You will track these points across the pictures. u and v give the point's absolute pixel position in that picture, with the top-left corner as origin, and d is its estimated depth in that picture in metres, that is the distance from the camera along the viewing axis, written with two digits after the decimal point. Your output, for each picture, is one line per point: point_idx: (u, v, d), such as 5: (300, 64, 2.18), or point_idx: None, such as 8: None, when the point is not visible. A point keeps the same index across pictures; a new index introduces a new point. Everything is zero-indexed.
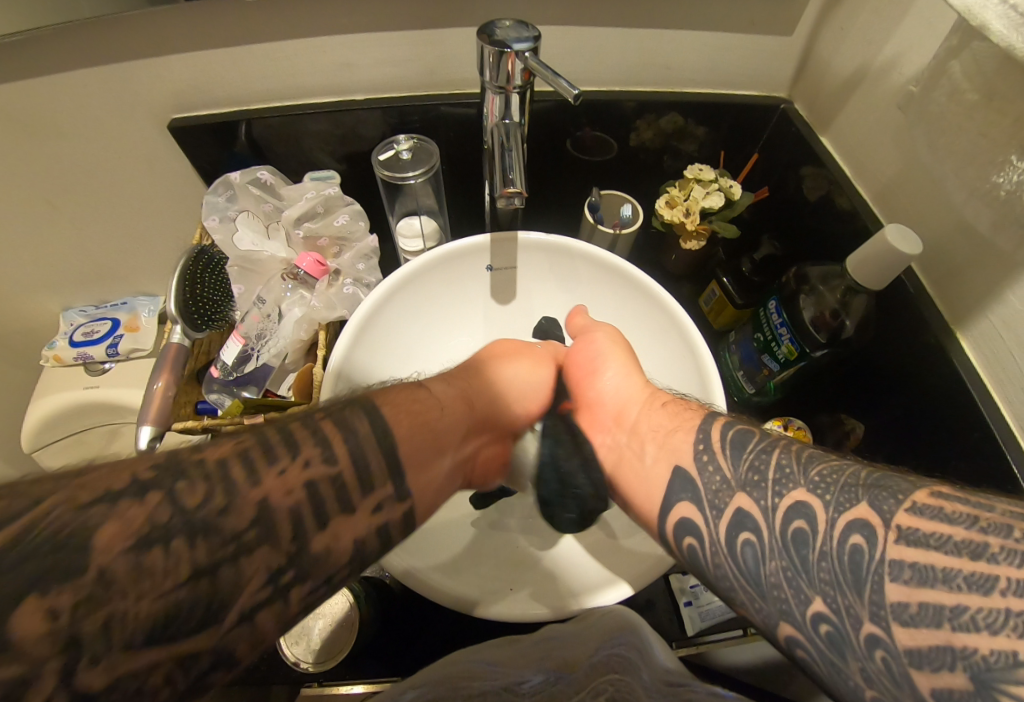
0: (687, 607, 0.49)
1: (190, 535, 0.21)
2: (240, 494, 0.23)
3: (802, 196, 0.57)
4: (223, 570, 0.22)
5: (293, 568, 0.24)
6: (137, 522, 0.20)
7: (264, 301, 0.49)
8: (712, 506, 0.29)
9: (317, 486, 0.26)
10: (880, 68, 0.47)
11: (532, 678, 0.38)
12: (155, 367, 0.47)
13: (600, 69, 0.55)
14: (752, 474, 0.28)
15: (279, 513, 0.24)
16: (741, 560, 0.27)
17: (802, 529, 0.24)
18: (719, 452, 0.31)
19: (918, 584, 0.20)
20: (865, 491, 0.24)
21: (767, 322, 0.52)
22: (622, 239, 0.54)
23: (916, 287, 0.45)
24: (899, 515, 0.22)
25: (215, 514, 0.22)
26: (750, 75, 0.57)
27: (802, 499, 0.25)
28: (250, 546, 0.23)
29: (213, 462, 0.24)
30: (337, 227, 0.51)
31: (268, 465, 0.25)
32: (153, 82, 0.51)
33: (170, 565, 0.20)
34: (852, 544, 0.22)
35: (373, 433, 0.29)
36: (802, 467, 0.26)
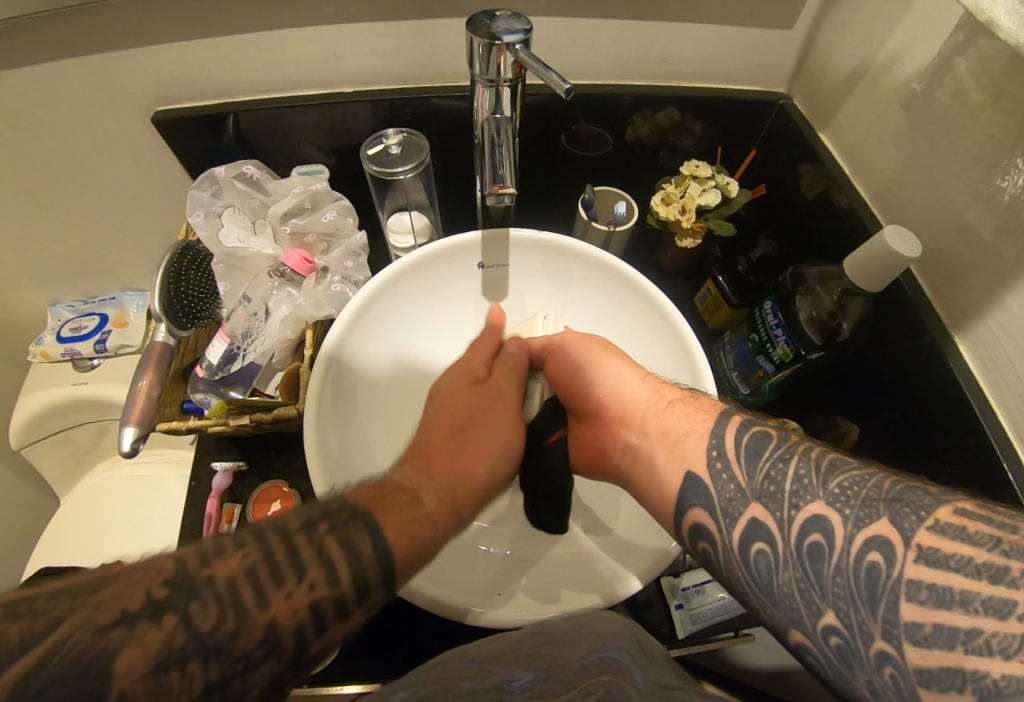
0: (678, 609, 0.49)
1: (204, 657, 0.22)
2: (249, 617, 0.23)
3: (800, 194, 0.56)
4: (230, 691, 0.22)
5: (291, 672, 0.25)
6: (154, 647, 0.21)
7: (250, 299, 0.48)
8: (726, 515, 0.28)
9: (321, 604, 0.26)
10: (881, 64, 0.46)
11: (522, 677, 0.33)
12: (139, 366, 0.46)
13: (593, 63, 0.54)
14: (768, 484, 0.27)
15: (282, 632, 0.24)
16: (756, 570, 0.26)
17: (819, 543, 0.24)
18: (734, 460, 0.29)
19: (933, 605, 0.20)
20: (885, 504, 0.23)
21: (763, 323, 0.51)
22: (616, 237, 0.53)
23: (915, 290, 0.44)
24: (920, 534, 0.21)
25: (227, 637, 0.22)
26: (749, 70, 0.56)
27: (821, 513, 0.24)
28: (256, 663, 0.23)
29: (242, 578, 0.24)
30: (325, 223, 0.50)
31: (275, 588, 0.24)
32: (136, 73, 0.49)
33: (183, 691, 0.21)
34: (870, 561, 0.22)
35: (374, 555, 0.28)
36: (820, 478, 0.25)
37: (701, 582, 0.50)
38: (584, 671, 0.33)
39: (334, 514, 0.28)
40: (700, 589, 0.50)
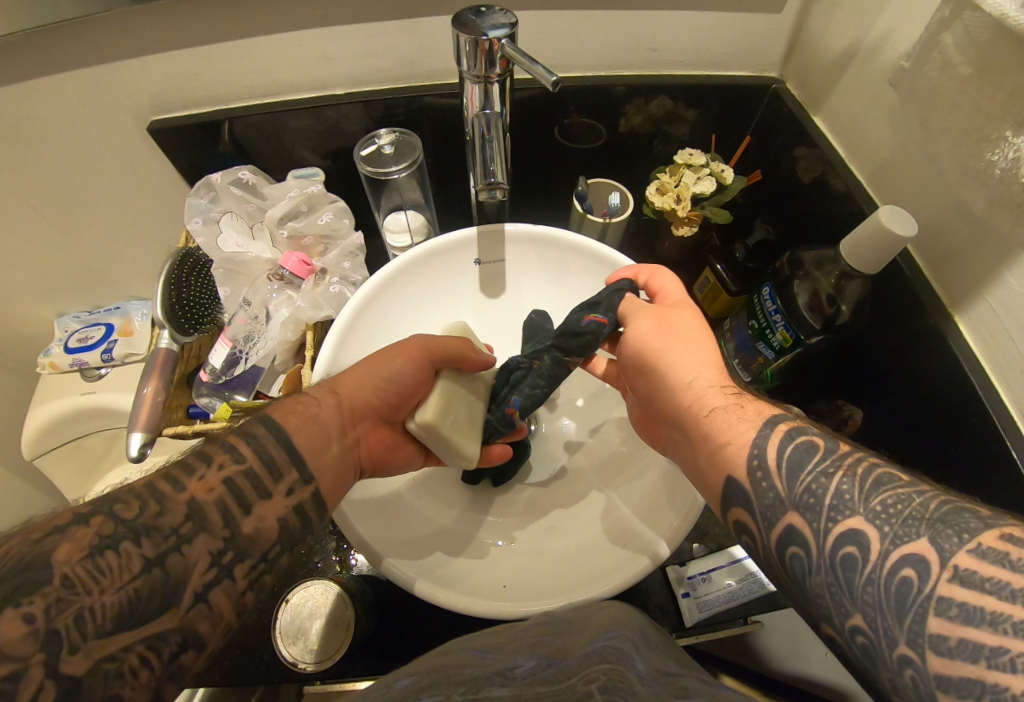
0: (684, 597, 0.49)
1: (133, 537, 0.25)
2: (169, 498, 0.28)
3: (796, 179, 0.56)
4: (171, 560, 0.26)
5: (231, 549, 0.28)
6: (86, 537, 0.24)
7: (250, 302, 0.48)
8: (764, 517, 0.29)
9: (233, 481, 0.30)
10: (872, 44, 0.46)
11: (525, 663, 0.33)
12: (144, 373, 0.47)
13: (583, 54, 0.54)
14: (807, 496, 0.27)
15: (201, 504, 0.28)
16: (790, 570, 0.27)
17: (852, 555, 0.24)
18: (774, 471, 0.28)
19: (962, 621, 0.20)
20: (929, 524, 0.23)
21: (761, 309, 0.51)
22: (611, 228, 0.53)
23: (913, 271, 0.44)
24: (958, 554, 0.21)
25: (150, 519, 0.26)
26: (740, 55, 0.55)
27: (857, 527, 0.24)
28: (188, 537, 0.27)
29: (157, 481, 0.28)
30: (322, 225, 0.50)
31: (188, 476, 0.29)
32: (129, 84, 0.50)
33: (124, 563, 0.25)
34: (903, 576, 0.22)
35: (271, 435, 0.33)
36: (863, 495, 0.25)
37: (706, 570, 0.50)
38: (584, 659, 0.32)
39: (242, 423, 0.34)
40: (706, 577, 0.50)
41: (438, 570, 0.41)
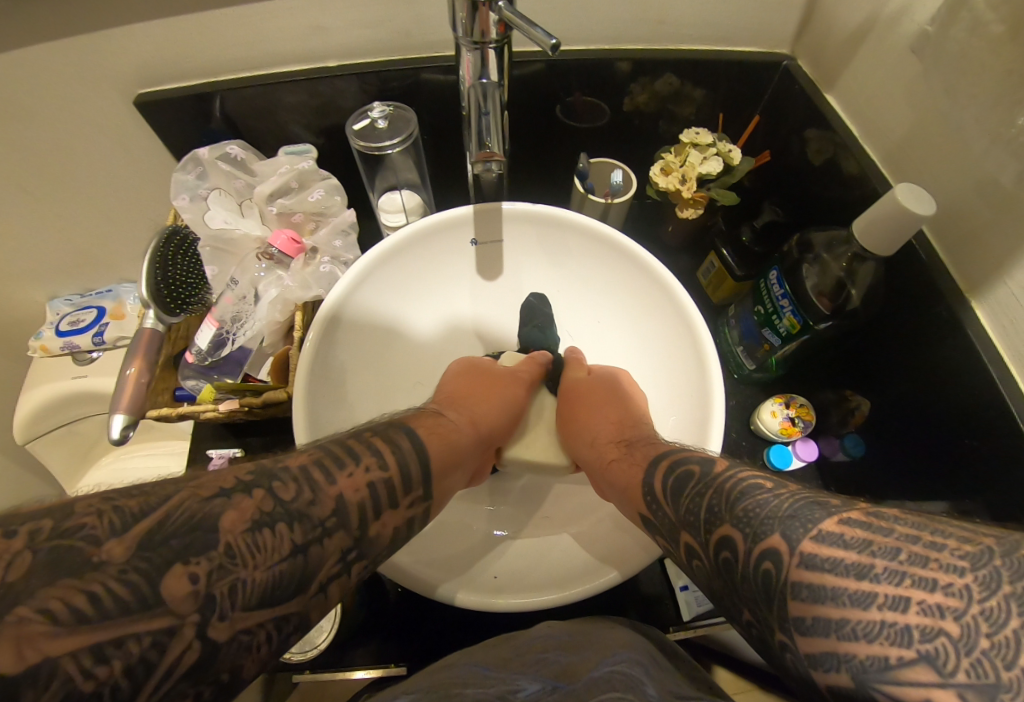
0: (683, 591, 0.48)
1: (290, 519, 0.24)
2: (321, 490, 0.26)
3: (806, 161, 0.54)
4: (313, 549, 0.24)
5: (356, 550, 0.27)
6: (248, 510, 0.23)
7: (238, 282, 0.47)
8: (672, 538, 0.29)
9: (376, 486, 0.29)
10: (892, 14, 0.43)
11: (528, 686, 0.33)
12: (128, 354, 0.45)
13: (587, 28, 0.52)
14: (692, 514, 0.28)
15: (348, 503, 0.27)
16: (695, 576, 0.27)
17: (729, 558, 0.24)
18: (664, 497, 0.30)
19: (813, 600, 0.19)
20: (779, 520, 0.22)
21: (769, 294, 0.49)
22: (614, 209, 0.51)
23: (928, 255, 0.42)
24: (804, 542, 0.21)
25: (305, 506, 0.25)
26: (751, 28, 0.53)
27: (728, 532, 0.24)
28: (330, 531, 0.25)
29: (310, 466, 0.27)
30: (313, 202, 0.48)
31: (339, 470, 0.28)
32: (114, 54, 0.48)
33: (274, 543, 0.23)
34: (765, 571, 0.22)
35: (412, 445, 0.33)
36: (730, 503, 0.25)
37: None
38: (591, 683, 0.32)
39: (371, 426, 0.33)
40: None
41: (426, 558, 0.39)
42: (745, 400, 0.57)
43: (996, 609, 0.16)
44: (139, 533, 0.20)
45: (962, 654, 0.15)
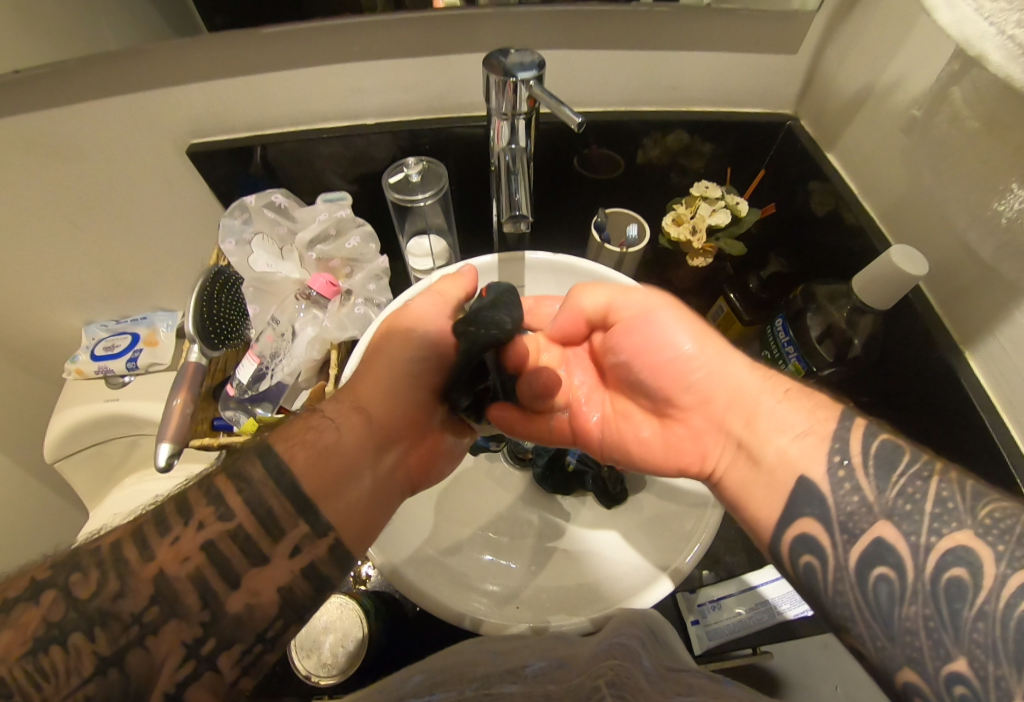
0: (694, 625, 0.50)
1: (87, 626, 0.26)
2: (133, 576, 0.27)
3: (809, 212, 0.57)
4: (132, 655, 0.26)
5: (211, 634, 0.28)
6: (29, 628, 0.25)
7: (278, 321, 0.50)
8: (846, 529, 0.30)
9: (214, 544, 0.29)
10: (886, 86, 0.48)
11: (534, 664, 0.33)
12: (173, 386, 0.48)
13: (604, 92, 0.56)
14: (901, 506, 0.28)
15: (169, 582, 0.28)
16: (875, 596, 0.27)
17: (959, 580, 0.25)
18: (860, 470, 0.30)
19: None
20: (1016, 541, 0.24)
21: (775, 340, 0.53)
22: (628, 258, 0.54)
23: (923, 306, 0.45)
24: (1019, 575, 0.23)
25: (108, 603, 0.27)
26: (756, 92, 0.57)
27: (968, 546, 0.25)
28: (154, 626, 0.27)
29: (124, 542, 0.28)
30: (349, 249, 0.52)
31: (160, 540, 0.29)
32: (173, 108, 0.52)
33: (75, 661, 0.25)
34: (951, 579, 0.25)
35: (268, 478, 0.32)
36: (967, 506, 0.26)
37: (717, 599, 0.50)
38: (595, 657, 0.33)
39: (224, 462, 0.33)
40: (716, 605, 0.50)
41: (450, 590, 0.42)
42: None
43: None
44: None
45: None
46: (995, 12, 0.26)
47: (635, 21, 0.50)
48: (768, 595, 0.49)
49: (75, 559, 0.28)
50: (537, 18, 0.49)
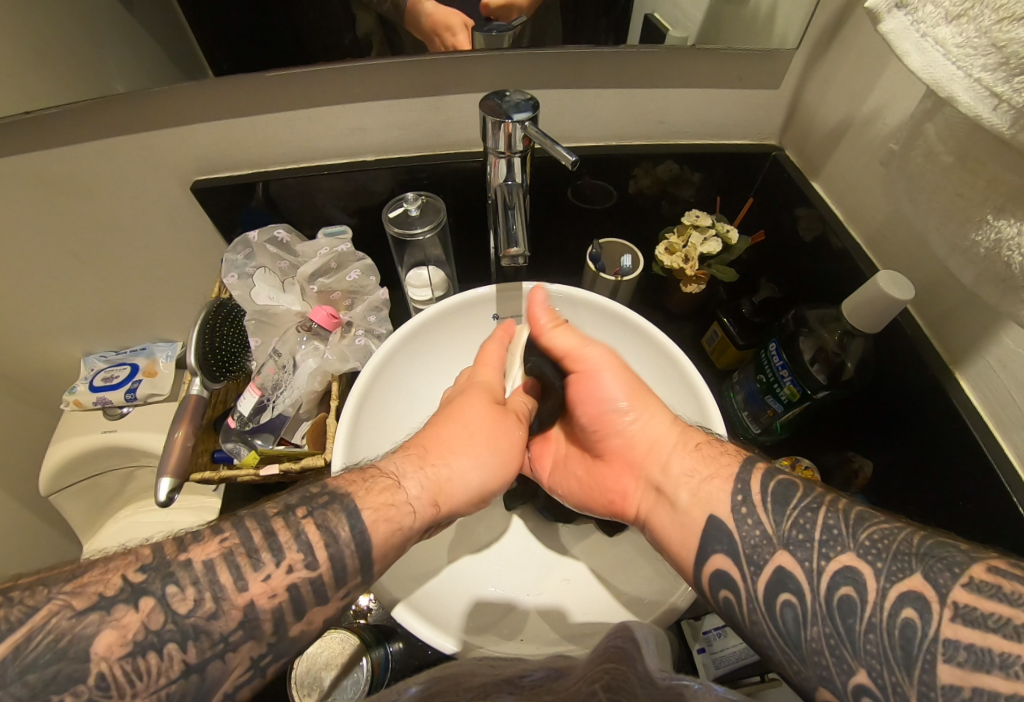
0: (700, 653, 0.49)
1: (182, 638, 0.26)
2: (226, 599, 0.27)
3: (798, 238, 0.59)
4: (211, 666, 0.26)
5: (271, 653, 0.29)
6: (127, 631, 0.25)
7: (279, 352, 0.51)
8: (751, 561, 0.31)
9: (298, 587, 0.29)
10: (864, 119, 0.50)
11: (533, 674, 0.37)
12: (174, 418, 0.48)
13: (595, 127, 0.59)
14: (796, 532, 0.30)
15: (260, 613, 0.28)
16: (783, 622, 0.29)
17: (849, 596, 0.26)
18: (760, 507, 0.32)
19: (971, 667, 0.22)
20: (917, 559, 0.26)
21: (770, 364, 0.53)
22: (623, 286, 0.56)
23: (912, 329, 0.46)
24: (956, 592, 0.24)
25: (203, 620, 0.26)
26: (742, 124, 0.60)
27: (852, 566, 0.27)
28: (235, 646, 0.27)
29: (217, 561, 0.28)
30: (350, 281, 0.53)
31: (252, 571, 0.28)
32: (178, 147, 0.54)
33: (164, 667, 0.25)
34: (905, 618, 0.24)
35: (353, 539, 0.31)
36: (850, 530, 0.28)
37: (722, 626, 0.50)
38: (592, 664, 0.35)
39: (313, 499, 0.32)
40: (721, 631, 0.50)
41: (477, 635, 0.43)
42: None
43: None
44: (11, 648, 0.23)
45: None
46: (961, 57, 0.28)
47: (623, 62, 0.52)
48: None
49: (168, 568, 0.27)
50: (530, 62, 0.51)
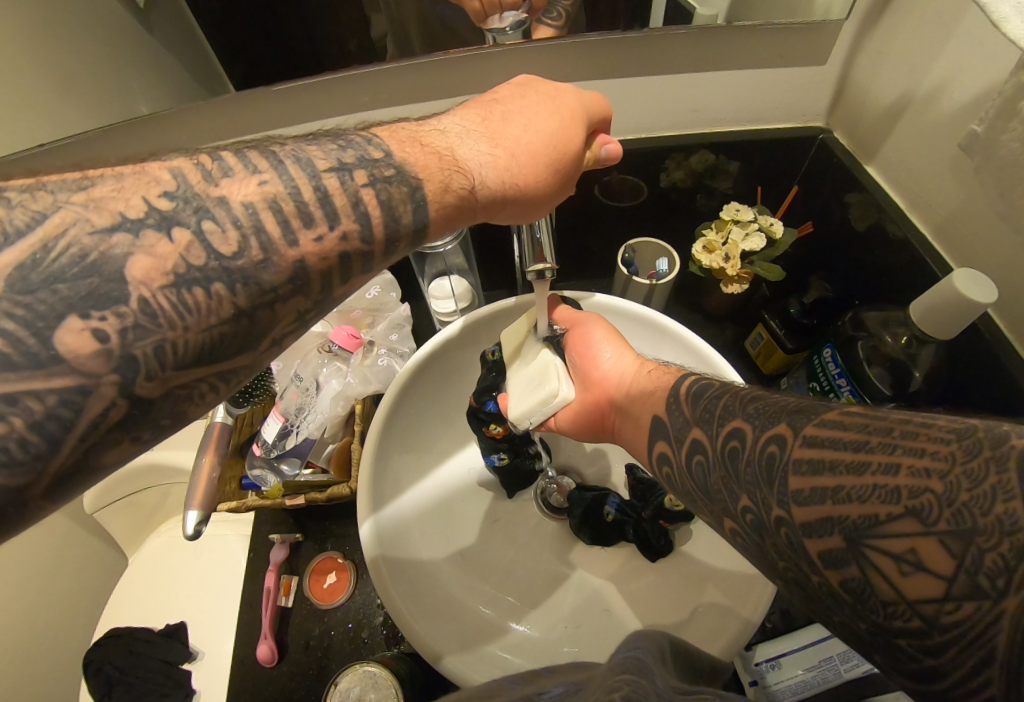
0: (753, 686, 0.46)
1: (230, 280, 0.22)
2: (270, 304, 0.23)
3: (851, 228, 0.54)
4: (261, 314, 0.23)
5: (316, 311, 0.26)
6: (166, 261, 0.21)
7: (301, 376, 0.49)
8: (677, 438, 0.30)
9: (347, 257, 0.26)
10: (927, 93, 0.44)
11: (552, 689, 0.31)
12: (201, 446, 0.48)
13: (622, 119, 0.54)
14: (705, 411, 0.29)
15: (312, 271, 0.24)
16: (696, 476, 0.28)
17: (737, 447, 0.25)
18: (684, 399, 0.31)
19: (811, 473, 0.20)
20: (787, 413, 0.24)
21: (824, 372, 0.48)
22: (658, 290, 0.52)
23: (991, 332, 0.41)
24: (808, 426, 0.22)
25: (252, 265, 0.22)
26: (785, 107, 0.55)
27: (740, 425, 0.26)
28: (284, 299, 0.24)
29: (260, 206, 0.23)
30: (369, 299, 0.51)
31: (305, 227, 0.24)
32: None
33: (213, 304, 0.21)
34: (769, 452, 0.23)
35: (407, 198, 0.27)
36: (743, 404, 0.27)
37: (776, 657, 0.46)
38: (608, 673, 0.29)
39: (374, 167, 0.26)
40: (775, 664, 0.46)
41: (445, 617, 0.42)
42: None
43: (977, 469, 0.16)
44: (17, 257, 0.18)
45: (944, 506, 0.16)
46: None
47: (652, 47, 0.48)
48: (832, 652, 0.45)
49: (200, 202, 0.22)
50: (551, 54, 0.48)
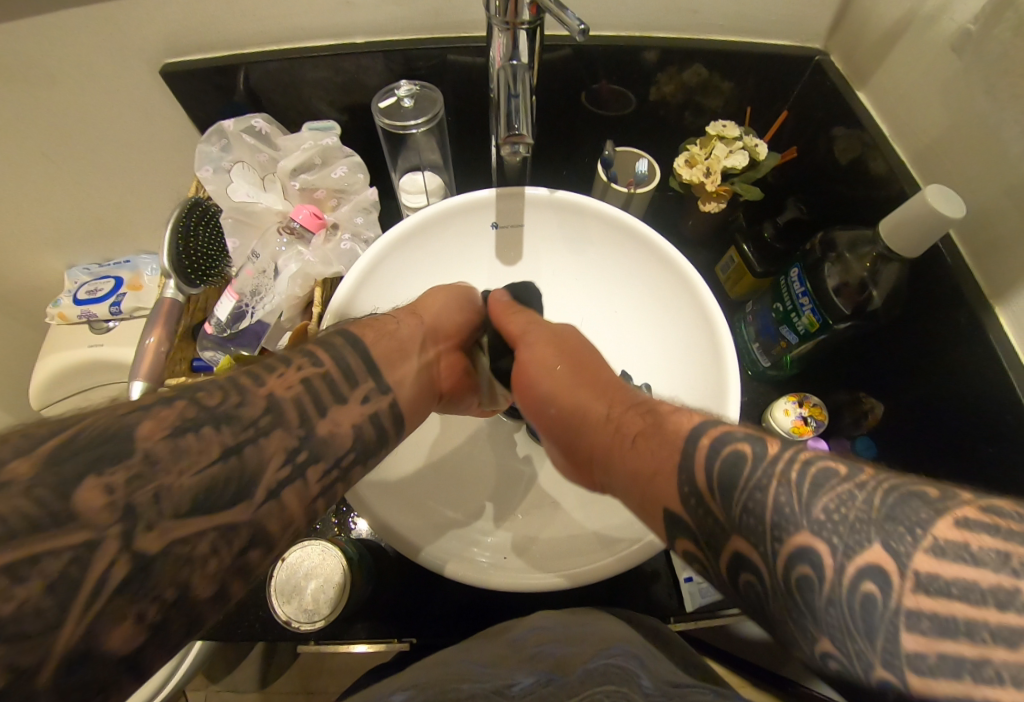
0: (688, 582, 0.49)
1: None
2: None
3: (833, 160, 0.53)
4: (248, 448, 0.26)
5: None
6: None
7: (258, 255, 0.47)
8: (711, 544, 0.24)
9: None
10: (931, 12, 0.42)
11: (523, 680, 0.32)
12: (148, 323, 0.46)
13: (616, 12, 0.51)
14: (747, 516, 0.22)
15: None
16: (742, 593, 0.22)
17: (807, 577, 0.19)
18: (707, 490, 0.24)
19: (937, 635, 0.16)
20: (877, 525, 0.18)
21: (788, 291, 0.49)
22: (636, 199, 0.51)
23: (954, 259, 0.41)
24: (917, 558, 0.17)
25: None
26: (785, 21, 0.52)
27: (807, 543, 0.19)
28: None
29: None
30: (335, 179, 0.48)
31: None
32: (139, 21, 0.47)
33: None
34: (864, 593, 0.18)
35: None
36: (804, 504, 0.20)
37: None
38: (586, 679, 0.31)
39: None
40: None
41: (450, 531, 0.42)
42: (756, 395, 0.57)
43: None
44: None
45: None
46: None
47: None
48: None
49: None
50: None
